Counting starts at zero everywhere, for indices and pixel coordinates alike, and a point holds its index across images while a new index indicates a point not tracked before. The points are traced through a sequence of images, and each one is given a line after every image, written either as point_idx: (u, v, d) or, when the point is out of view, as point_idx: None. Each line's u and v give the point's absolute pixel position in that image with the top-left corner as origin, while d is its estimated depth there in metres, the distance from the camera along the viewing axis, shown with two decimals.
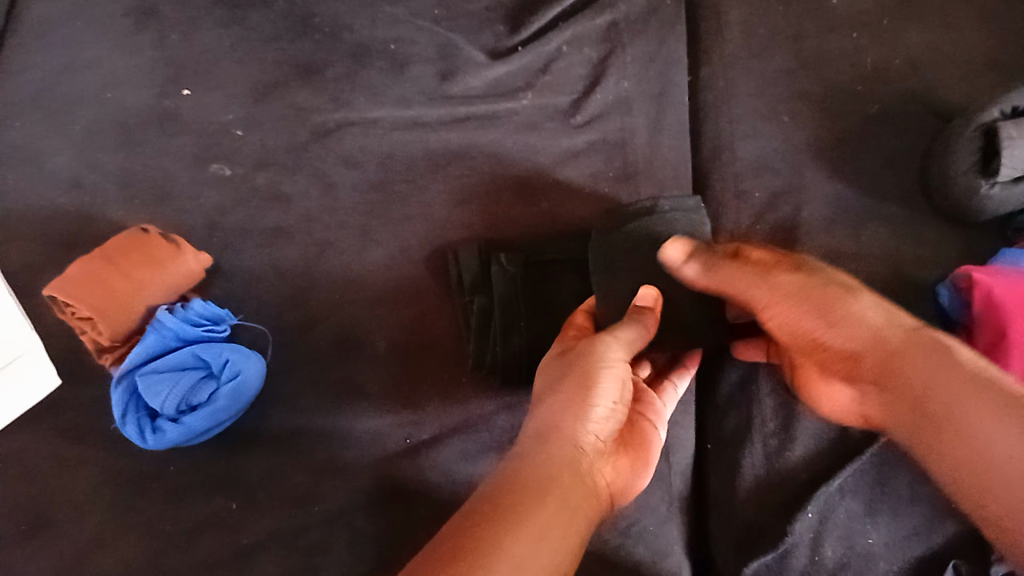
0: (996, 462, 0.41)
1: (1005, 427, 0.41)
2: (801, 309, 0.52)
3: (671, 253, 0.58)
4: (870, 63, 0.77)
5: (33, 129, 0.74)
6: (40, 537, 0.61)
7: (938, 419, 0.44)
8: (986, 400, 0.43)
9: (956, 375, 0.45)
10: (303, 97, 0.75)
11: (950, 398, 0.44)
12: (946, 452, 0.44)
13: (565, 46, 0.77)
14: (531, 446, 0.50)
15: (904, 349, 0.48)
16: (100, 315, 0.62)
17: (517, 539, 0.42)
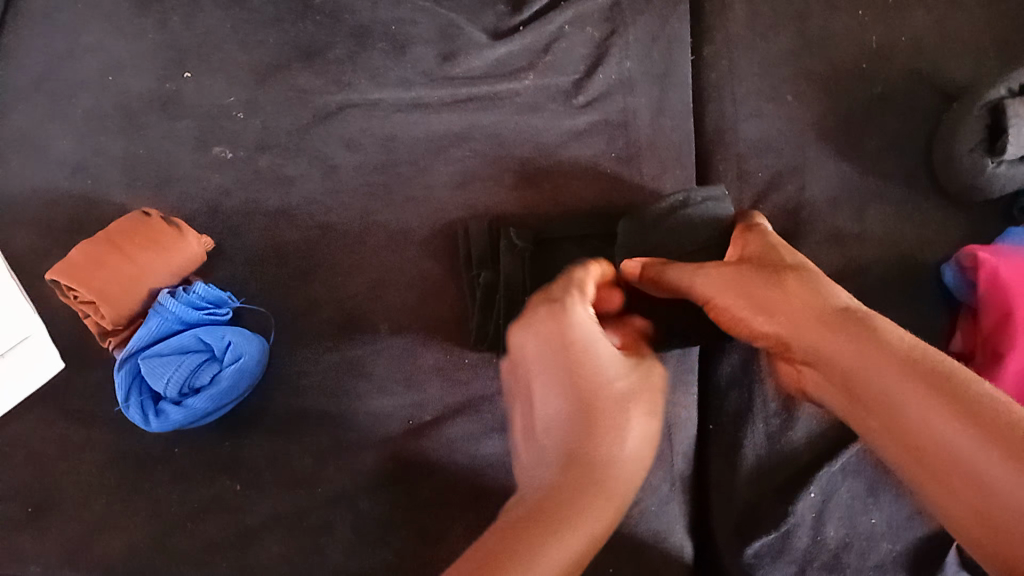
0: (933, 448, 0.40)
1: (938, 408, 0.40)
2: (734, 302, 0.54)
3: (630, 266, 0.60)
4: (875, 42, 0.76)
5: (36, 115, 0.74)
6: (50, 518, 0.63)
7: (874, 406, 0.44)
8: (911, 378, 0.42)
9: (884, 356, 0.44)
10: (305, 79, 0.75)
11: (883, 383, 0.43)
12: (889, 437, 0.43)
13: (567, 26, 0.76)
14: (566, 469, 0.46)
15: (835, 338, 0.47)
16: (103, 298, 0.63)
17: (551, 552, 0.42)
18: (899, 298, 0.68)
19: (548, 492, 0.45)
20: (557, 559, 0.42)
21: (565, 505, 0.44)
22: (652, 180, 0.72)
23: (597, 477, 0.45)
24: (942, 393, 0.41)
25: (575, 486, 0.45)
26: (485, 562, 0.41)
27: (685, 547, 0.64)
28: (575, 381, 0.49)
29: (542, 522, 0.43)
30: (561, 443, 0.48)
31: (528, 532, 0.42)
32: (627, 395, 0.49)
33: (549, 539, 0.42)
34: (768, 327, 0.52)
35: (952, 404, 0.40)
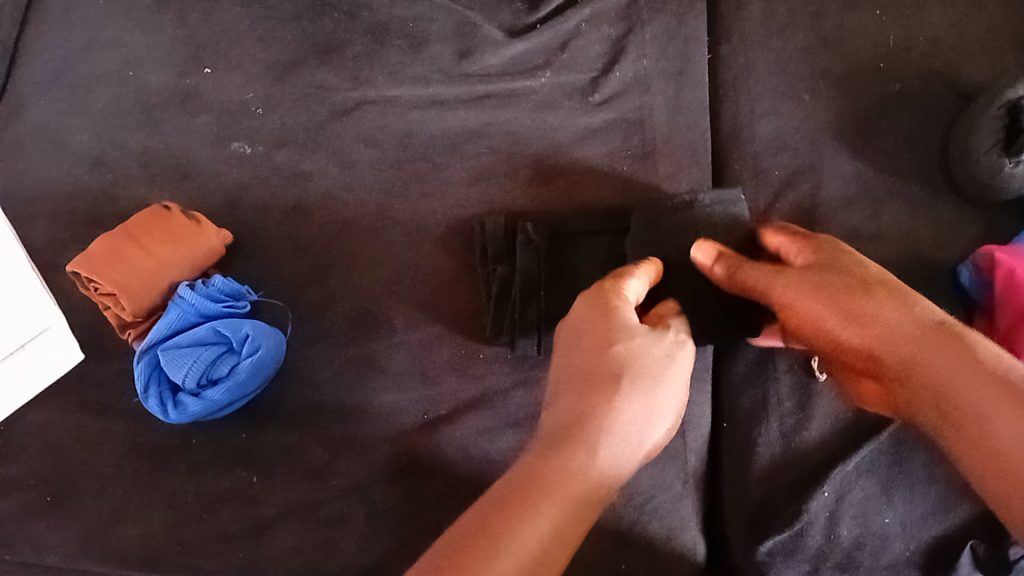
0: (1010, 453, 0.46)
1: (1022, 424, 0.46)
2: (816, 306, 0.56)
3: (699, 256, 0.59)
4: (892, 41, 0.76)
5: (57, 109, 0.75)
6: (68, 508, 0.63)
7: (958, 415, 0.49)
8: (1007, 399, 0.47)
9: (983, 378, 0.48)
10: (322, 76, 0.75)
11: (975, 398, 0.48)
12: (962, 440, 0.49)
13: (583, 25, 0.76)
14: (569, 439, 0.47)
15: (936, 355, 0.51)
16: (123, 291, 0.63)
17: (534, 522, 0.44)
18: (914, 297, 0.68)
19: (547, 459, 0.46)
20: (540, 529, 0.44)
21: (559, 476, 0.46)
22: (667, 178, 0.72)
23: (598, 454, 0.47)
24: (1019, 406, 0.46)
25: (572, 460, 0.46)
26: (479, 524, 0.43)
27: (698, 544, 0.65)
28: (598, 368, 0.50)
29: (537, 491, 0.45)
30: (569, 414, 0.49)
31: (512, 498, 0.44)
32: (651, 379, 0.50)
33: (529, 514, 0.44)
34: (862, 342, 0.55)
35: None
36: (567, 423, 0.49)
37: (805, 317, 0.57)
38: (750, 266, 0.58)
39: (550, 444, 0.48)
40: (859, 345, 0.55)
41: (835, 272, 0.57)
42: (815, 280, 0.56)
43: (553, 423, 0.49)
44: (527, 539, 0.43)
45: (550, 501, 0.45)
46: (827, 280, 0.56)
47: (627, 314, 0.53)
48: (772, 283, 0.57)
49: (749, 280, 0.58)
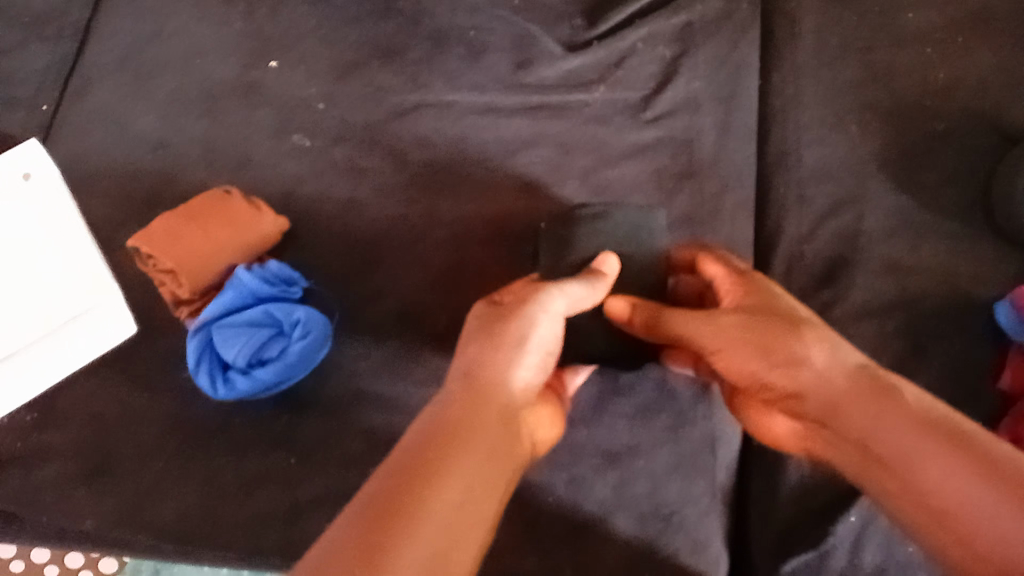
0: (930, 491, 0.41)
1: (915, 446, 0.42)
2: (742, 360, 0.53)
3: (614, 308, 0.60)
4: (939, 80, 0.77)
5: (124, 91, 0.78)
6: (108, 477, 0.65)
7: (887, 457, 0.44)
8: (924, 429, 0.43)
9: (893, 409, 0.45)
10: (382, 77, 0.78)
11: (894, 435, 0.43)
12: (902, 491, 0.43)
13: (639, 44, 0.78)
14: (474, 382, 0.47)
15: (854, 389, 0.47)
16: (181, 268, 0.66)
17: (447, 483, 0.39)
18: (947, 332, 0.69)
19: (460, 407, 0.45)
20: (468, 464, 0.41)
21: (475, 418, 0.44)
22: (711, 198, 0.74)
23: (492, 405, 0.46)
24: (959, 448, 0.41)
25: (482, 406, 0.45)
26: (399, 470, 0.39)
27: (721, 562, 0.65)
28: (496, 316, 0.52)
29: (455, 433, 0.42)
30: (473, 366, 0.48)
31: (431, 444, 0.41)
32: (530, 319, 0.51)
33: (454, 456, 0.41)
34: (785, 384, 0.51)
35: (953, 448, 0.41)
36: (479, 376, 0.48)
37: (728, 359, 0.55)
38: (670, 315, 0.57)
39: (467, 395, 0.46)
40: (778, 388, 0.51)
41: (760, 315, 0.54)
42: (745, 319, 0.54)
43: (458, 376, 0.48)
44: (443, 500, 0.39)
45: (474, 437, 0.43)
46: (751, 320, 0.54)
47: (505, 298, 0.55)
48: (700, 320, 0.56)
49: (665, 313, 0.57)
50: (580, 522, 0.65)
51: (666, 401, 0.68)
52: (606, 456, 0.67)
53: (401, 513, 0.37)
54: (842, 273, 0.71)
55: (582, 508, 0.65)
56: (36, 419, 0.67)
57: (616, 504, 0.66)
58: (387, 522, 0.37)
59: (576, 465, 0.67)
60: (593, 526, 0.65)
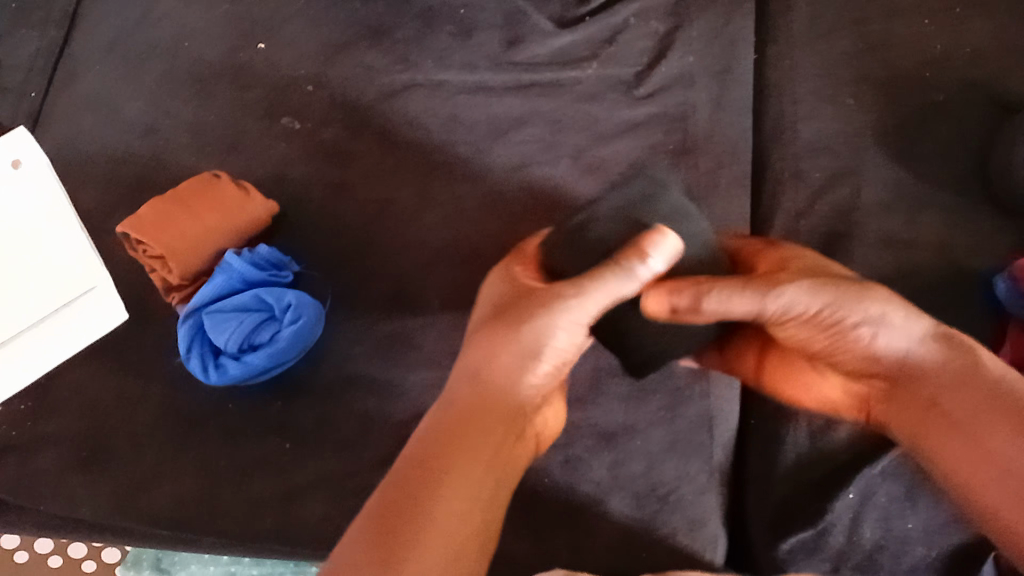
0: (991, 457, 0.46)
1: (987, 417, 0.47)
2: (815, 339, 0.55)
3: (656, 307, 0.51)
4: (937, 50, 0.76)
5: (112, 75, 0.77)
6: (102, 464, 0.65)
7: (965, 424, 0.48)
8: (1001, 406, 0.47)
9: (974, 384, 0.49)
10: (372, 57, 0.77)
11: (972, 403, 0.48)
12: (963, 453, 0.48)
13: (631, 19, 0.77)
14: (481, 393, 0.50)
15: (933, 362, 0.51)
16: (171, 254, 0.65)
17: (446, 501, 0.45)
18: (945, 305, 0.68)
19: (454, 427, 0.48)
20: (468, 485, 0.46)
21: (469, 435, 0.48)
22: (707, 173, 0.73)
23: (496, 417, 0.50)
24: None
25: (485, 417, 0.49)
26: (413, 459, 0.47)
27: (719, 539, 0.65)
28: (506, 309, 0.52)
29: (455, 451, 0.47)
30: (479, 367, 0.51)
31: (442, 449, 0.47)
32: (550, 322, 0.50)
33: (451, 477, 0.46)
34: (863, 349, 0.53)
35: (1021, 420, 0.46)
36: (478, 385, 0.50)
37: (804, 330, 0.55)
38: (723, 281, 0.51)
39: (463, 404, 0.50)
40: (858, 353, 0.53)
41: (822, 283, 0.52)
42: (817, 280, 0.53)
43: (464, 372, 0.51)
44: (437, 524, 0.44)
45: (474, 454, 0.47)
46: (823, 283, 0.53)
47: (522, 297, 0.52)
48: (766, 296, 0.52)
49: (720, 291, 0.51)
50: (576, 503, 0.65)
51: (663, 379, 0.68)
52: (602, 437, 0.66)
53: (407, 517, 0.44)
54: (840, 248, 0.70)
55: (579, 489, 0.65)
56: (32, 407, 0.67)
57: (611, 485, 0.65)
58: (396, 527, 0.43)
59: (571, 445, 0.66)
60: (589, 505, 0.65)
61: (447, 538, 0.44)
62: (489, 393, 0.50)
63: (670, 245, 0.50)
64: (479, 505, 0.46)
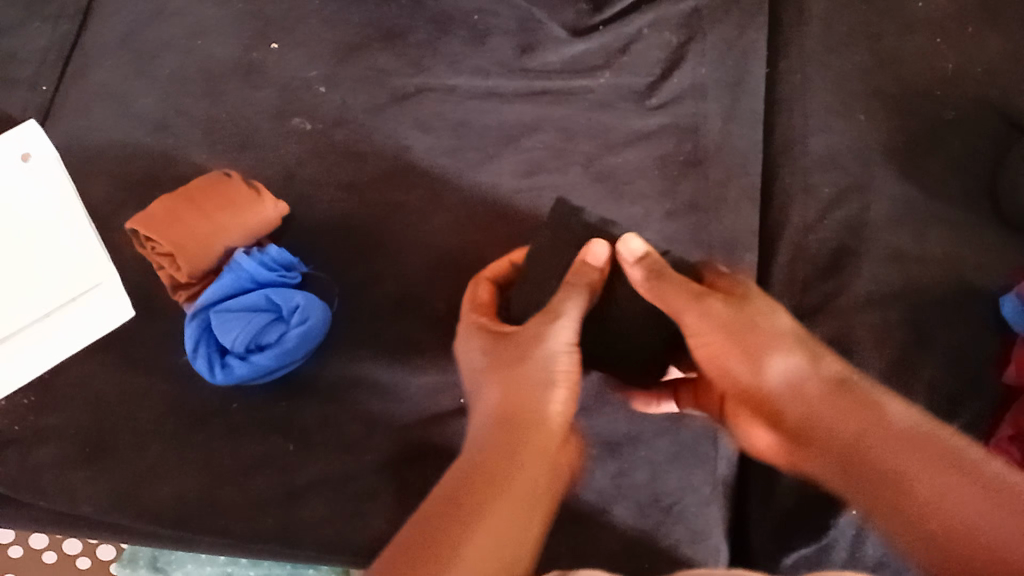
0: (933, 512, 0.47)
1: (908, 463, 0.49)
2: (735, 369, 0.56)
3: (597, 253, 0.56)
4: (949, 69, 0.76)
5: (123, 71, 0.77)
6: (104, 460, 0.65)
7: (902, 479, 0.49)
8: (920, 447, 0.50)
9: (889, 428, 0.51)
10: (384, 60, 0.77)
11: (889, 452, 0.50)
12: (913, 517, 0.48)
13: (644, 29, 0.77)
14: (505, 430, 0.50)
15: (833, 402, 0.54)
16: (180, 252, 0.65)
17: (481, 532, 0.44)
18: (950, 322, 0.68)
19: (491, 458, 0.48)
20: (505, 512, 0.45)
21: (512, 465, 0.47)
22: (716, 185, 0.73)
23: (525, 443, 0.49)
24: (949, 462, 0.49)
25: (516, 449, 0.49)
26: (449, 498, 0.45)
27: (720, 550, 0.65)
28: (501, 353, 0.54)
29: (489, 482, 0.46)
30: (501, 405, 0.51)
31: (473, 483, 0.46)
32: (546, 350, 0.53)
33: (486, 506, 0.45)
34: (786, 403, 0.55)
35: (942, 463, 0.49)
36: (511, 410, 0.51)
37: (718, 368, 0.57)
38: (682, 278, 0.57)
39: (499, 435, 0.49)
40: (796, 412, 0.55)
41: (734, 317, 0.57)
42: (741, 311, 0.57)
43: (485, 416, 0.52)
44: (475, 552, 0.43)
45: (511, 483, 0.47)
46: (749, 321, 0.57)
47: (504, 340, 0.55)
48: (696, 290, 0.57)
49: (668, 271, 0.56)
50: (578, 511, 0.65)
51: None
52: (606, 445, 0.66)
53: (446, 543, 0.43)
54: (847, 262, 0.70)
55: (582, 498, 0.65)
56: (34, 402, 0.67)
57: (615, 493, 0.65)
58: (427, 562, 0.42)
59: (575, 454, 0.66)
60: (591, 514, 0.65)
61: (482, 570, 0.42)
62: (519, 424, 0.50)
63: (607, 250, 0.56)
64: (515, 528, 0.45)
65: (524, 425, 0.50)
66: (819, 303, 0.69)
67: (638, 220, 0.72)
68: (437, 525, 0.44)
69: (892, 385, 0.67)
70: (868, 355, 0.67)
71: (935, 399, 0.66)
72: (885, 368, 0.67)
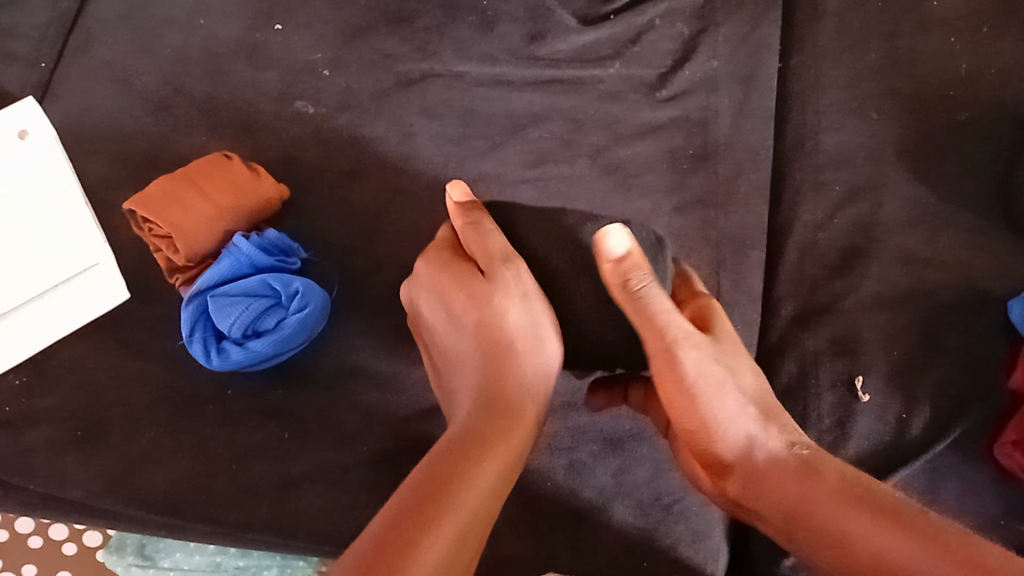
0: (859, 550, 0.47)
1: (838, 508, 0.49)
2: (693, 390, 0.56)
3: (618, 242, 0.55)
4: (964, 69, 0.74)
5: (118, 48, 0.75)
6: (95, 445, 0.64)
7: (828, 513, 0.50)
8: (840, 493, 0.50)
9: (820, 473, 0.52)
10: (390, 44, 0.75)
11: (822, 491, 0.51)
12: (837, 556, 0.49)
13: (657, 20, 0.76)
14: (493, 413, 0.52)
15: (772, 447, 0.55)
16: (178, 234, 0.64)
17: (451, 511, 0.45)
18: (961, 326, 0.67)
19: (475, 444, 0.50)
20: (477, 485, 0.48)
21: (486, 448, 0.50)
22: (725, 181, 0.73)
23: (507, 424, 0.52)
24: (866, 508, 0.49)
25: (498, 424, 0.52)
26: (422, 485, 0.47)
27: (721, 552, 0.64)
28: (475, 305, 0.57)
29: (463, 459, 0.49)
30: (494, 387, 0.54)
31: (444, 470, 0.48)
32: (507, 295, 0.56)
33: (457, 482, 0.47)
34: (732, 438, 0.55)
35: (868, 509, 0.49)
36: (492, 394, 0.54)
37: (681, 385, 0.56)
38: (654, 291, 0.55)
39: (483, 420, 0.52)
40: (736, 447, 0.55)
41: (704, 379, 0.56)
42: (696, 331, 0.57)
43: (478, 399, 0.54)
44: (439, 538, 0.44)
45: (487, 460, 0.49)
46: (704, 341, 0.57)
47: (463, 285, 0.58)
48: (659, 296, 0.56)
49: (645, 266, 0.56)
50: (578, 508, 0.64)
51: None
52: (608, 442, 0.65)
53: (416, 531, 0.43)
54: (856, 263, 0.70)
55: (581, 494, 0.64)
56: (27, 381, 0.65)
57: (616, 492, 0.64)
58: (399, 545, 0.42)
59: (577, 449, 0.65)
60: (590, 512, 0.64)
61: (451, 541, 0.44)
62: (501, 409, 0.53)
63: (620, 237, 0.55)
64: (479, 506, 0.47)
65: (508, 411, 0.53)
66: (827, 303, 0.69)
67: (646, 214, 0.71)
68: (415, 492, 0.46)
69: (897, 388, 0.66)
70: (874, 356, 0.67)
71: (941, 403, 0.65)
72: (889, 369, 0.66)
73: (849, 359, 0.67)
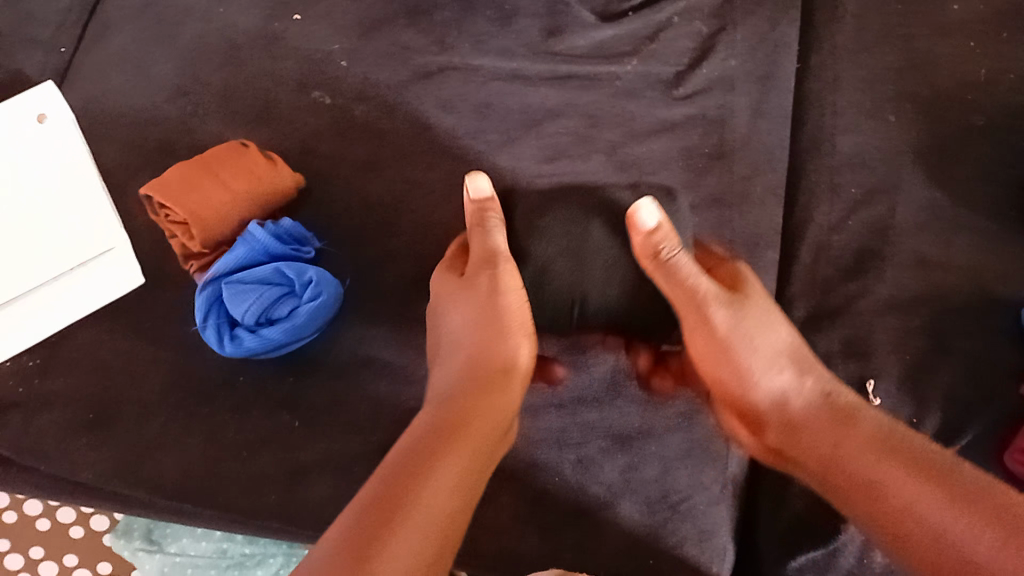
0: (893, 504, 0.46)
1: (872, 463, 0.48)
2: (728, 349, 0.56)
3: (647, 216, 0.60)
4: (982, 73, 0.74)
5: (140, 37, 0.76)
6: (105, 428, 0.64)
7: (861, 469, 0.48)
8: (876, 446, 0.49)
9: (856, 426, 0.51)
10: (408, 37, 0.75)
11: (856, 445, 0.49)
12: (870, 510, 0.48)
13: (676, 17, 0.76)
14: (480, 388, 0.51)
15: (807, 402, 0.54)
16: (195, 221, 0.64)
17: (439, 478, 0.44)
18: (974, 331, 0.67)
19: (460, 417, 0.48)
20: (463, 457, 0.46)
21: (471, 420, 0.49)
22: (741, 180, 0.72)
23: (491, 396, 0.51)
24: (903, 462, 0.47)
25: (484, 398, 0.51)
26: (408, 457, 0.45)
27: (727, 551, 0.64)
28: (466, 295, 0.57)
29: (450, 432, 0.47)
30: (480, 360, 0.53)
31: (428, 443, 0.46)
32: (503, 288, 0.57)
33: (444, 452, 0.46)
34: (768, 390, 0.55)
35: (904, 464, 0.47)
36: (480, 367, 0.53)
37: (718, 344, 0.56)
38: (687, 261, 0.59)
39: (469, 394, 0.50)
40: (774, 397, 0.54)
41: (736, 340, 0.56)
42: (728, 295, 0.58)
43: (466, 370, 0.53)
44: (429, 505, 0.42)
45: (472, 432, 0.48)
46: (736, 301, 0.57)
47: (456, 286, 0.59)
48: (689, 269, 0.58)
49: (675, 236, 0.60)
50: (584, 503, 0.64)
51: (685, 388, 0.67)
52: (617, 439, 0.65)
53: (402, 500, 0.42)
54: (870, 265, 0.69)
55: (589, 489, 0.64)
56: (39, 364, 0.66)
57: (623, 488, 0.64)
58: (381, 518, 0.41)
59: (585, 445, 0.65)
60: (597, 508, 0.64)
61: (442, 509, 0.43)
62: (487, 382, 0.52)
63: (651, 213, 0.61)
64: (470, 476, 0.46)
65: (493, 384, 0.52)
66: (840, 305, 0.69)
67: None
68: (400, 464, 0.44)
69: (908, 391, 0.65)
70: (886, 359, 0.66)
71: (952, 407, 0.64)
72: (901, 372, 0.66)
73: (862, 362, 0.66)
